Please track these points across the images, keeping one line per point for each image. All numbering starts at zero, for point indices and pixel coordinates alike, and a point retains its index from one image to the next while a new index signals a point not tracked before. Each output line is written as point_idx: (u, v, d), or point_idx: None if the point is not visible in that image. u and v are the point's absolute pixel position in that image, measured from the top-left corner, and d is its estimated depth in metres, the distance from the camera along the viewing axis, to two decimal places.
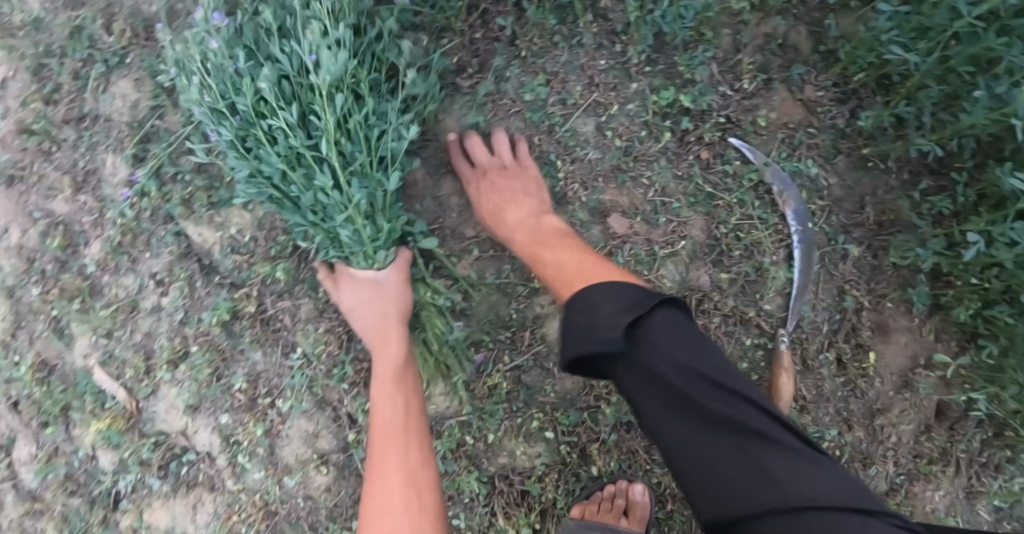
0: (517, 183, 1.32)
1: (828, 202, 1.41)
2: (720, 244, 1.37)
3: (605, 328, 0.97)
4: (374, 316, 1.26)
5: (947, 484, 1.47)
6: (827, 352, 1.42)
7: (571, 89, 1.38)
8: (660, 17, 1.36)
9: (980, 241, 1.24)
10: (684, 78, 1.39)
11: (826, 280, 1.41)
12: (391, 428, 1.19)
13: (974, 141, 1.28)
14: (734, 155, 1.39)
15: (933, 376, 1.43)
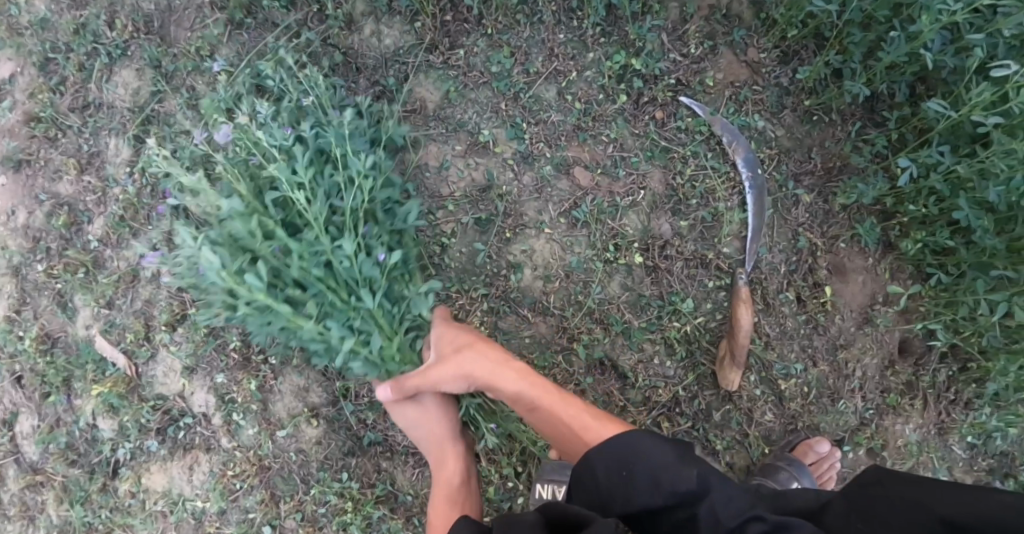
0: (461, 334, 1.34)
1: (777, 151, 1.52)
2: (677, 194, 1.48)
3: (668, 477, 0.99)
4: (429, 436, 1.36)
5: (917, 419, 1.56)
6: (787, 291, 1.50)
7: (533, 60, 1.51)
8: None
9: (911, 164, 1.37)
10: (636, 46, 1.52)
11: (780, 224, 1.51)
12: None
13: (906, 86, 1.43)
14: (686, 112, 1.50)
15: (892, 311, 1.52)
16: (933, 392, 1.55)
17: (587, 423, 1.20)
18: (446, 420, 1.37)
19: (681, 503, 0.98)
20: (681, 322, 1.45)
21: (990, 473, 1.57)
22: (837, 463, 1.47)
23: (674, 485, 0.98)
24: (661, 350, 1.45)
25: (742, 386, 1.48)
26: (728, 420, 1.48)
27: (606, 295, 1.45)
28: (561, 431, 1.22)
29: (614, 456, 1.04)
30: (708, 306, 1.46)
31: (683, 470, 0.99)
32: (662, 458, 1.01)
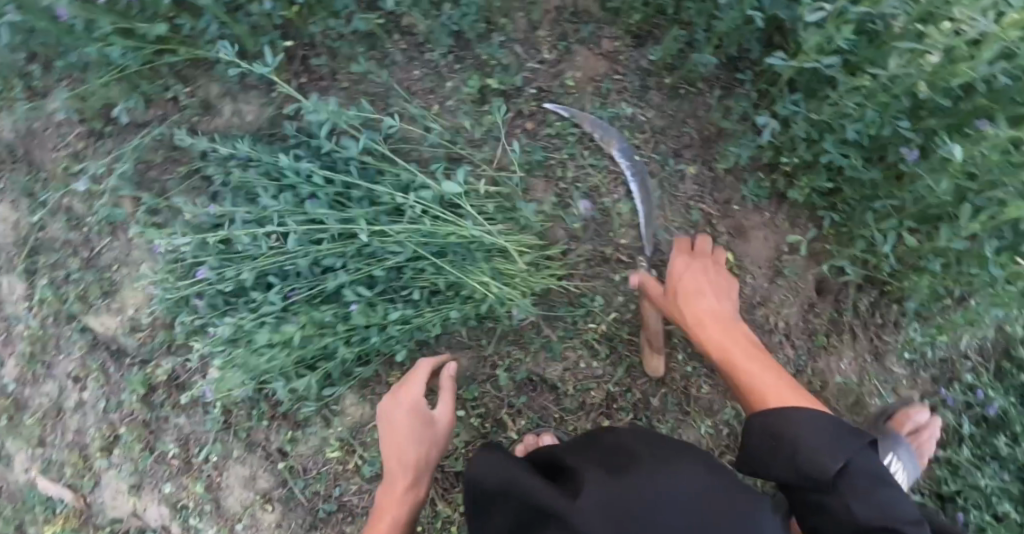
0: (708, 272, 1.37)
1: (651, 133, 1.54)
2: (564, 197, 1.49)
3: (808, 455, 1.03)
4: (397, 443, 1.33)
5: (849, 351, 1.61)
6: None
7: (393, 101, 1.51)
8: (451, 22, 1.49)
9: (770, 120, 1.41)
10: (490, 65, 1.53)
11: (671, 202, 1.53)
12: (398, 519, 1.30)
13: (755, 43, 1.44)
14: (554, 118, 1.52)
15: (799, 258, 1.56)
16: (857, 323, 1.60)
17: (768, 383, 1.19)
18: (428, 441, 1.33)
19: (811, 483, 1.04)
20: (597, 322, 1.47)
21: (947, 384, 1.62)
22: (937, 432, 1.56)
23: (816, 475, 1.02)
24: (585, 353, 1.47)
25: (672, 367, 1.51)
26: (667, 403, 1.50)
27: (526, 315, 1.43)
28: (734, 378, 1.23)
29: (784, 426, 1.06)
30: (620, 299, 1.48)
31: (825, 457, 1.01)
32: (819, 440, 1.03)
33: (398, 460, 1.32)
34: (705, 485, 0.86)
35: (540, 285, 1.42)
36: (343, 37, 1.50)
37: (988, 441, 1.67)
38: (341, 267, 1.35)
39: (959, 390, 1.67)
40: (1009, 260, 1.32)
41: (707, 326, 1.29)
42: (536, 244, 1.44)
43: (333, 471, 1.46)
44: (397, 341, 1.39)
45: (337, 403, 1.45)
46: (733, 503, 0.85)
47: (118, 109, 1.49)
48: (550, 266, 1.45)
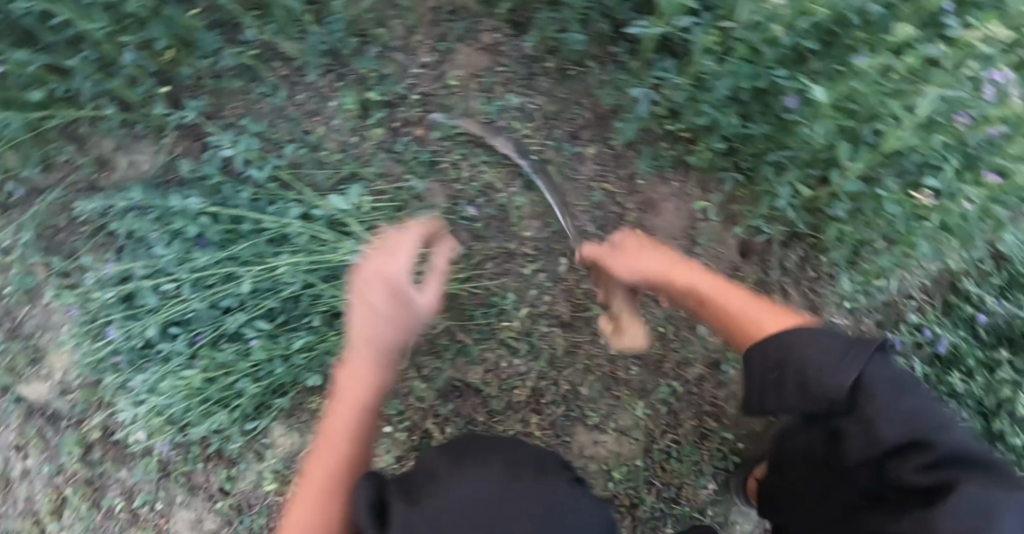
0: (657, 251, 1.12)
1: (542, 120, 1.51)
2: (461, 199, 1.47)
3: (816, 376, 0.86)
4: (362, 328, 0.97)
5: (784, 310, 1.56)
6: None
7: (279, 129, 1.50)
8: (320, 42, 1.47)
9: (643, 90, 1.41)
10: (371, 77, 1.51)
11: (573, 187, 1.51)
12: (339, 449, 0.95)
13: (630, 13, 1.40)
14: (441, 119, 1.50)
15: (714, 223, 1.53)
16: (785, 281, 1.56)
17: (761, 312, 1.00)
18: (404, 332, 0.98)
19: (823, 408, 0.87)
20: (511, 320, 1.46)
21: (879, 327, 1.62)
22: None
23: (823, 389, 0.86)
24: (503, 353, 1.46)
25: (597, 352, 1.48)
26: (596, 389, 1.49)
27: (429, 325, 1.43)
28: (733, 320, 1.02)
29: (784, 349, 0.91)
30: (533, 292, 1.47)
31: (834, 372, 0.85)
32: (823, 354, 0.86)
33: (365, 340, 0.97)
34: (495, 479, 0.86)
35: (439, 292, 1.41)
36: (220, 73, 1.49)
37: (944, 379, 1.61)
38: (240, 306, 1.38)
39: (906, 332, 1.63)
40: (906, 196, 1.29)
41: (701, 276, 1.07)
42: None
43: (274, 503, 1.47)
44: (306, 370, 1.41)
45: (267, 435, 1.46)
46: (524, 487, 0.85)
47: (13, 187, 1.49)
48: (453, 271, 1.44)
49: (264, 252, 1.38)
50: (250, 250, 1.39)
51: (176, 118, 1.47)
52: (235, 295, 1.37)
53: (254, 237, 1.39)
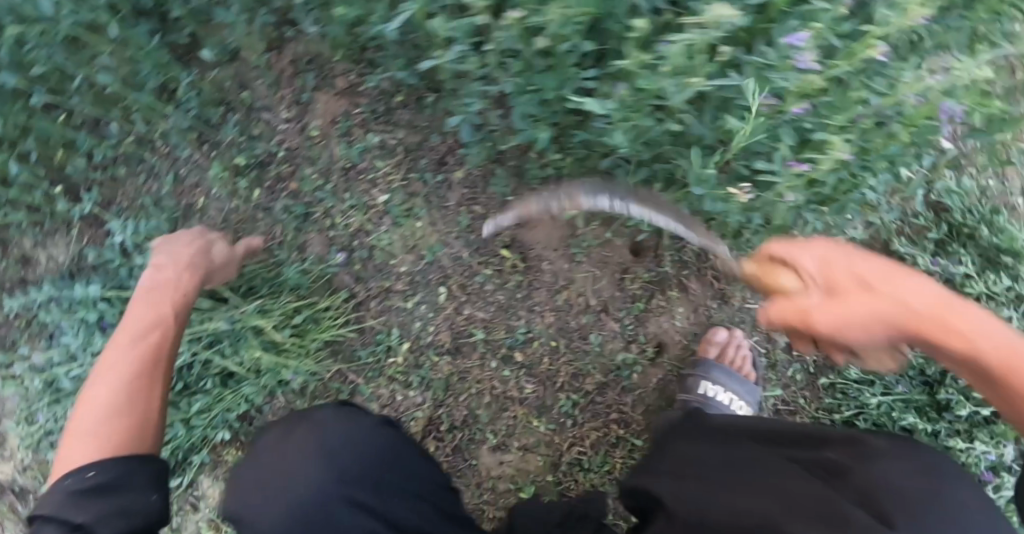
0: (869, 262, 0.91)
1: (407, 154, 1.51)
2: (338, 244, 1.50)
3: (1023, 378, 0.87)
4: (144, 306, 1.21)
5: (682, 305, 1.52)
6: (483, 271, 1.49)
7: (164, 205, 1.54)
8: (182, 120, 1.51)
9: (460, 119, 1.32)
10: (241, 141, 1.54)
11: (442, 214, 1.50)
12: (126, 380, 1.08)
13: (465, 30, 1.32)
14: (309, 170, 1.52)
15: (593, 229, 1.48)
16: (680, 275, 1.51)
17: (977, 320, 0.88)
18: (178, 303, 1.24)
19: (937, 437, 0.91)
20: (397, 355, 1.49)
21: None
22: (746, 342, 1.49)
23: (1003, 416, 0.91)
24: (396, 387, 1.49)
25: (488, 375, 1.49)
26: (493, 412, 1.49)
27: (308, 373, 1.46)
28: (947, 331, 0.87)
29: (961, 335, 0.87)
30: (417, 325, 1.49)
31: None
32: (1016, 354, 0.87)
33: (149, 307, 1.20)
34: (297, 417, 1.13)
35: (313, 341, 1.46)
36: (103, 162, 1.54)
37: None
38: None
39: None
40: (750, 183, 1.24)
41: (894, 309, 0.87)
42: (314, 303, 1.47)
43: None
44: (203, 431, 1.46)
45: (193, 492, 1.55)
46: (303, 421, 1.11)
47: None
48: (331, 318, 1.47)
49: None
50: None
51: (76, 211, 1.54)
52: None
53: None
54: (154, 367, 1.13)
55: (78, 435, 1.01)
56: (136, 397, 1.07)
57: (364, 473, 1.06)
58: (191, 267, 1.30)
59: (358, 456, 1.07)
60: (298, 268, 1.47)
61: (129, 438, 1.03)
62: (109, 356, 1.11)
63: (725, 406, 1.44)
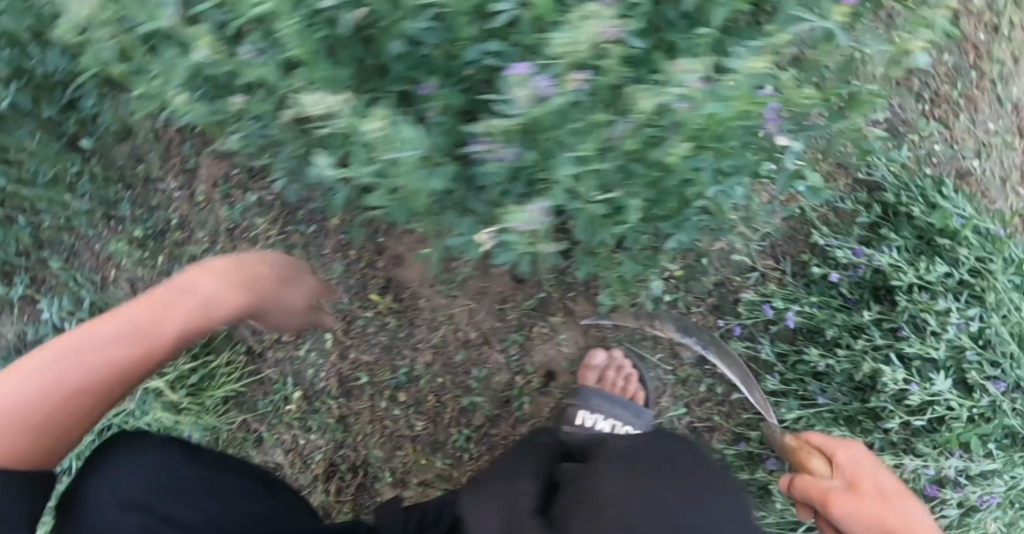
0: (897, 504, 0.97)
1: (284, 207, 1.54)
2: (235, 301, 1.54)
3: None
4: (201, 290, 1.03)
5: (566, 328, 1.49)
6: (365, 313, 1.51)
7: (74, 285, 1.57)
8: (79, 203, 1.54)
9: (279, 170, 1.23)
10: (140, 212, 1.58)
11: (321, 262, 1.53)
12: (78, 387, 0.91)
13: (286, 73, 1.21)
14: (202, 232, 1.57)
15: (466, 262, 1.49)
16: (560, 299, 1.48)
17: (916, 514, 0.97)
18: (223, 293, 1.05)
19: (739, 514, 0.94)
20: (296, 404, 1.52)
21: (712, 312, 1.57)
22: (625, 362, 1.48)
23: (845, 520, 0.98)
24: (297, 432, 1.53)
25: (380, 413, 1.51)
26: (390, 449, 1.52)
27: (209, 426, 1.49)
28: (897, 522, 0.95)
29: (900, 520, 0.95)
30: (311, 371, 1.52)
31: None
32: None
33: (215, 282, 1.05)
34: (150, 441, 1.14)
35: (210, 397, 1.49)
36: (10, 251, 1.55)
37: (801, 358, 1.52)
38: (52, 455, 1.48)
39: (746, 312, 1.55)
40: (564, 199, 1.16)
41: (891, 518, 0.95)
42: (210, 363, 1.50)
43: None
44: None
45: None
46: (152, 441, 1.14)
47: None
48: (228, 374, 1.51)
49: None
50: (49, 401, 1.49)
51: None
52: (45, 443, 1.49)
53: None
54: (139, 365, 0.96)
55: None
56: (54, 399, 0.90)
57: (175, 483, 1.11)
58: (265, 268, 1.15)
59: (175, 471, 1.12)
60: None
61: (47, 440, 0.92)
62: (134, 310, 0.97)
63: (616, 428, 1.40)
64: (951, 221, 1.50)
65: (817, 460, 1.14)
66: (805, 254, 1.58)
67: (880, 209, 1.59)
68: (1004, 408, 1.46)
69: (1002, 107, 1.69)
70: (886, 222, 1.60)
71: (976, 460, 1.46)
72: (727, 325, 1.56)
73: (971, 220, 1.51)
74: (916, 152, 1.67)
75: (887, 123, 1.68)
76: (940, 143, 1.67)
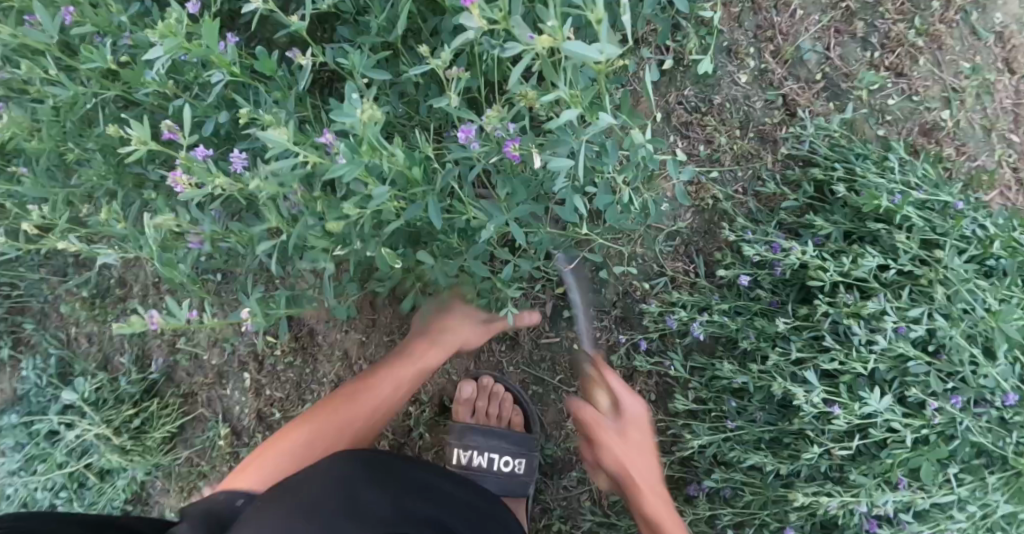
0: (642, 435, 1.22)
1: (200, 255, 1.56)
2: (174, 347, 1.59)
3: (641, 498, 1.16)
4: (436, 350, 1.32)
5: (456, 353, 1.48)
6: (275, 351, 1.55)
7: (41, 343, 1.62)
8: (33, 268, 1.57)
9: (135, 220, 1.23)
10: (85, 271, 1.59)
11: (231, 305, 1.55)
12: (335, 435, 1.21)
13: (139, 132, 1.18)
14: (139, 285, 1.60)
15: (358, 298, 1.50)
16: None
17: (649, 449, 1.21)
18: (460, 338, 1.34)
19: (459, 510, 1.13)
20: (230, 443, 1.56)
21: (619, 322, 1.44)
22: (496, 386, 1.45)
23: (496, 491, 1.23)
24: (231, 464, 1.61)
25: None
26: None
27: (162, 463, 1.56)
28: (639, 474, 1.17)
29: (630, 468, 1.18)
30: (238, 408, 1.57)
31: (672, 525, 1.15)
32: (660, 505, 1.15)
33: (448, 345, 1.34)
34: None
35: (153, 437, 1.54)
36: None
37: (716, 373, 1.35)
38: (18, 504, 1.52)
39: (649, 325, 1.40)
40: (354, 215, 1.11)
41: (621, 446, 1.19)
42: (149, 406, 1.57)
43: None
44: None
45: None
46: None
47: None
48: (165, 415, 1.57)
49: (21, 451, 1.54)
50: (15, 456, 1.54)
51: None
52: (11, 494, 1.53)
53: (13, 441, 1.54)
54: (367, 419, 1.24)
55: (298, 434, 1.19)
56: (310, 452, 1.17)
57: None
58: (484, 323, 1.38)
59: None
60: (128, 379, 1.57)
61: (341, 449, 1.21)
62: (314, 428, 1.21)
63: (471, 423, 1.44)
64: (883, 199, 1.24)
65: (603, 395, 1.29)
66: (719, 252, 1.40)
67: (809, 188, 1.35)
68: (960, 428, 1.20)
69: (982, 41, 1.39)
70: (820, 206, 1.37)
71: (929, 491, 1.21)
72: (630, 340, 1.43)
73: (911, 197, 1.25)
74: (863, 111, 1.41)
75: (825, 80, 1.43)
76: (896, 97, 1.41)
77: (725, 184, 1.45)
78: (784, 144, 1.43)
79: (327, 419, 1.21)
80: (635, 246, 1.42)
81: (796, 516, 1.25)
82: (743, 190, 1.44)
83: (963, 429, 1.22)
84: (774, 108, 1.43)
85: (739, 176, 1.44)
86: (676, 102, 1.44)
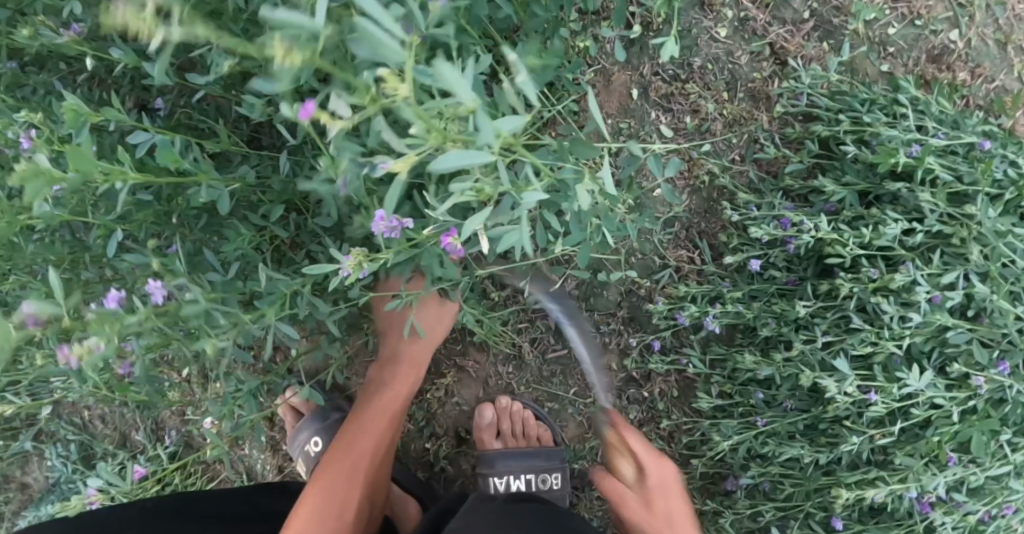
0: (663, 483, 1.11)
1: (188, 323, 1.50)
2: (184, 415, 1.55)
3: None
4: (414, 355, 1.23)
5: (466, 381, 1.41)
6: (293, 413, 1.49)
7: (53, 434, 1.58)
8: None
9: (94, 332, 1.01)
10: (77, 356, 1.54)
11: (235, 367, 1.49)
12: (356, 470, 1.16)
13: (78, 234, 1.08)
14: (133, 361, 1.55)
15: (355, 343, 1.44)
16: (452, 357, 1.39)
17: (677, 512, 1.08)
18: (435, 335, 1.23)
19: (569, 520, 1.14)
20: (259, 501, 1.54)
21: (629, 324, 1.34)
22: (514, 408, 1.37)
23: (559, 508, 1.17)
24: None
25: None
26: None
27: None
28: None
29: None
30: (259, 466, 1.55)
31: None
32: None
33: (423, 348, 1.24)
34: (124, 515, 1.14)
35: None
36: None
37: (739, 365, 1.25)
38: None
39: (660, 324, 1.31)
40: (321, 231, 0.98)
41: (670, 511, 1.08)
42: (172, 480, 1.54)
43: None
44: None
45: None
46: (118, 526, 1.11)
47: None
48: (191, 486, 1.55)
49: None
50: None
51: None
52: None
53: None
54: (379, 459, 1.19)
55: (312, 485, 1.13)
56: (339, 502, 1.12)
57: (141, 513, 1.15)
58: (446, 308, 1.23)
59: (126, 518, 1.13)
60: (146, 457, 1.54)
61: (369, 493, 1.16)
62: (328, 477, 1.14)
63: (491, 448, 1.37)
64: (901, 155, 1.09)
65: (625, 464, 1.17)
66: (723, 234, 1.29)
67: (813, 148, 1.21)
68: (1011, 395, 1.10)
69: None
70: (829, 165, 1.24)
71: (982, 464, 1.14)
72: (642, 342, 1.34)
73: (930, 147, 1.11)
74: (863, 48, 1.30)
75: (815, 18, 1.31)
76: (896, 24, 1.30)
77: (721, 153, 1.33)
78: (778, 100, 1.30)
79: (335, 471, 1.14)
80: (633, 241, 1.31)
81: (842, 506, 1.18)
82: (741, 157, 1.32)
83: (1014, 393, 1.12)
84: (761, 60, 1.31)
85: (734, 143, 1.32)
86: (652, 73, 1.32)
